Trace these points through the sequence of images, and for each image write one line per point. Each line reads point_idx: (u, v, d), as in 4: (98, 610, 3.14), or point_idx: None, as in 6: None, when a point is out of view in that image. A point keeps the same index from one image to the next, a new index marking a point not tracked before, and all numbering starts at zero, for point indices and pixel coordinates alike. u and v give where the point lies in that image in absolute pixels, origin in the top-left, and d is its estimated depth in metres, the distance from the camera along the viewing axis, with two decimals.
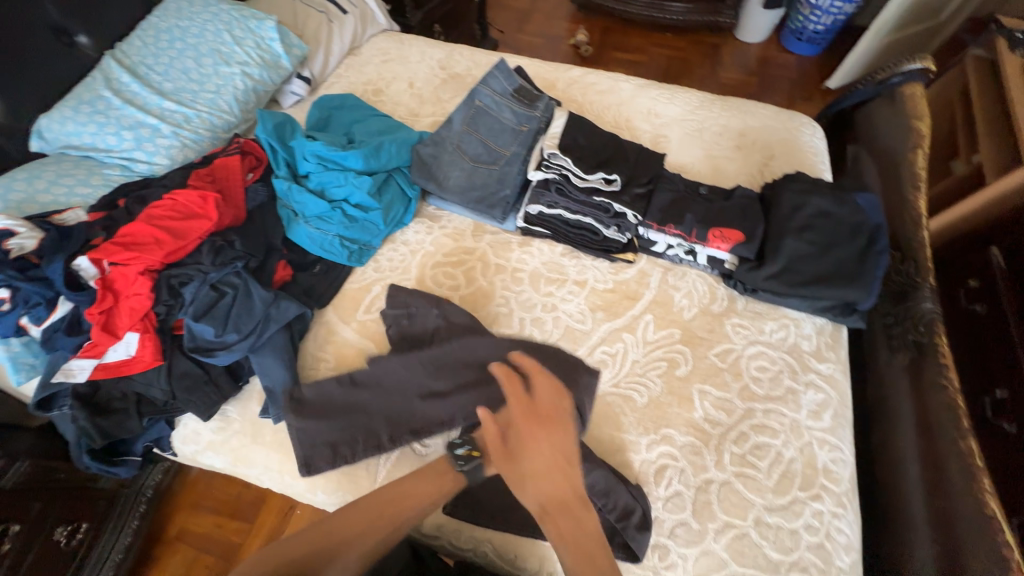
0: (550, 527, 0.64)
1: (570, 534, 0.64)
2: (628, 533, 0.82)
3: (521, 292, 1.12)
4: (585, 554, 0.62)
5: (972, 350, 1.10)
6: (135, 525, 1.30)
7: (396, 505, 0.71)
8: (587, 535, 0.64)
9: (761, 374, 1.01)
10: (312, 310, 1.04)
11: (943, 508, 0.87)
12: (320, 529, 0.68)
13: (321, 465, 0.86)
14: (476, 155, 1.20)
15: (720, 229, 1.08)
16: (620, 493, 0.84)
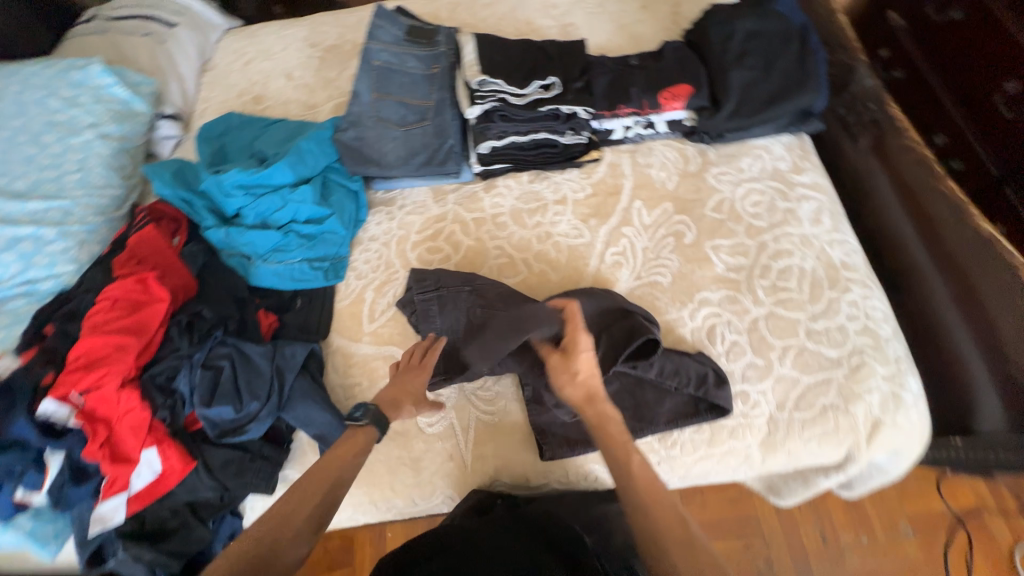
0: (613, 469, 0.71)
1: (655, 508, 0.67)
2: (716, 394, 0.85)
3: (511, 234, 1.08)
4: (652, 492, 0.68)
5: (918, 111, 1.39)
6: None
7: (330, 469, 0.74)
8: (651, 479, 0.69)
9: (757, 208, 1.04)
10: (318, 343, 0.96)
11: (942, 247, 0.97)
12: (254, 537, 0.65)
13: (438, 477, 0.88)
14: (401, 119, 1.10)
15: (668, 90, 1.07)
16: (688, 365, 0.88)
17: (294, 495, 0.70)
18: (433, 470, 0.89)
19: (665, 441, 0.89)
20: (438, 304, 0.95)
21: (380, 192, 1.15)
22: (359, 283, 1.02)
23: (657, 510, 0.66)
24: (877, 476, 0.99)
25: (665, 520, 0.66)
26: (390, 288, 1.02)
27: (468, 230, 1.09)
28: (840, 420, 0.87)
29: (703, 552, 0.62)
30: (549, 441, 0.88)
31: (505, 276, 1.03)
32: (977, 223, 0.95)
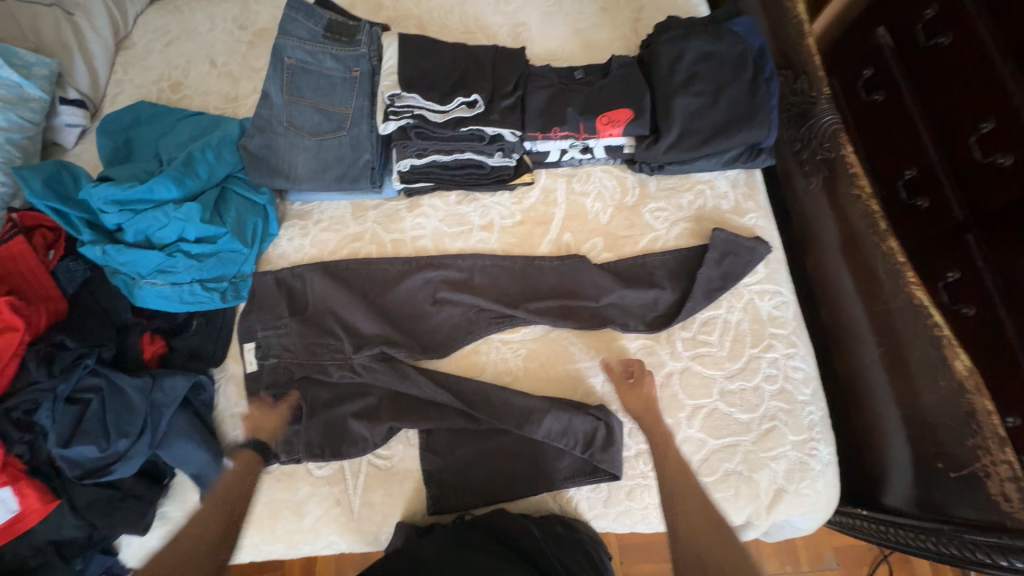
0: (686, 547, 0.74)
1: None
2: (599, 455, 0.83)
3: (428, 260, 1.01)
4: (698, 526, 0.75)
5: (885, 146, 1.24)
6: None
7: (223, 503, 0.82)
8: (699, 518, 0.76)
9: (691, 251, 0.97)
10: (208, 374, 0.92)
11: (881, 309, 0.90)
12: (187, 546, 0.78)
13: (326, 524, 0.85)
14: (315, 128, 1.00)
15: (606, 114, 0.97)
16: (576, 425, 0.84)
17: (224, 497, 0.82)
18: (318, 515, 0.85)
19: (559, 499, 0.86)
20: (345, 299, 0.96)
21: (297, 204, 1.09)
22: (258, 306, 0.97)
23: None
24: (788, 530, 0.95)
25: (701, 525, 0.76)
26: (289, 317, 0.96)
27: (386, 252, 1.03)
28: (741, 486, 0.84)
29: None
30: (437, 491, 0.86)
31: (418, 308, 0.97)
32: (913, 290, 0.85)
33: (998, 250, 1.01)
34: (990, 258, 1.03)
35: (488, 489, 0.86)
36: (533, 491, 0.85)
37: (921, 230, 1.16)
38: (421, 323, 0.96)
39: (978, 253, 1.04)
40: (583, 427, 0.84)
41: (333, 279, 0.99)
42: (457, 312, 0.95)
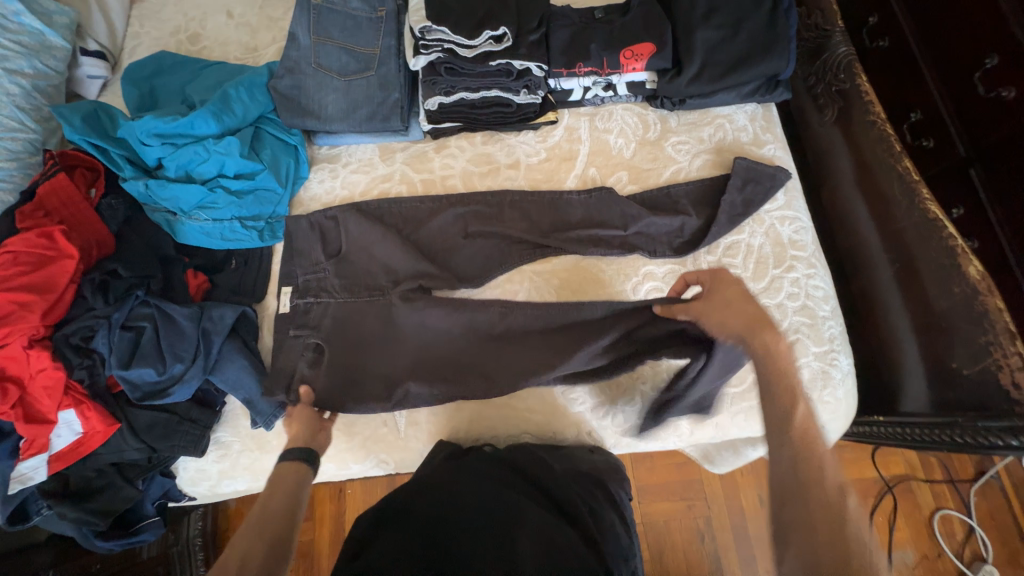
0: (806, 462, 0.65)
1: (797, 522, 0.62)
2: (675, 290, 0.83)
3: (457, 196, 1.04)
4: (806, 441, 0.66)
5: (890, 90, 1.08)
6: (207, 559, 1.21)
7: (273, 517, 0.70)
8: (807, 438, 0.66)
9: (714, 180, 1.00)
10: (251, 307, 0.95)
11: (895, 228, 0.95)
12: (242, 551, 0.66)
13: (376, 444, 0.91)
14: (344, 68, 1.01)
15: (629, 48, 1.00)
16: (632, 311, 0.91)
17: (263, 514, 0.70)
18: (367, 435, 0.91)
19: (595, 413, 0.91)
20: (377, 233, 0.99)
21: (324, 148, 1.12)
22: (297, 251, 0.99)
23: (816, 511, 0.61)
24: None
25: (813, 457, 0.65)
26: (326, 260, 0.98)
27: (415, 191, 1.06)
28: None
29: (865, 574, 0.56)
30: (478, 408, 0.91)
31: (450, 242, 1.00)
32: (927, 205, 0.90)
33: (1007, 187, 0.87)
34: (992, 189, 0.90)
35: (525, 408, 0.92)
36: (569, 403, 0.92)
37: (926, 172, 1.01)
38: (455, 256, 0.99)
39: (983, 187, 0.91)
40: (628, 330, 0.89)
41: (362, 218, 1.00)
42: (491, 245, 0.99)
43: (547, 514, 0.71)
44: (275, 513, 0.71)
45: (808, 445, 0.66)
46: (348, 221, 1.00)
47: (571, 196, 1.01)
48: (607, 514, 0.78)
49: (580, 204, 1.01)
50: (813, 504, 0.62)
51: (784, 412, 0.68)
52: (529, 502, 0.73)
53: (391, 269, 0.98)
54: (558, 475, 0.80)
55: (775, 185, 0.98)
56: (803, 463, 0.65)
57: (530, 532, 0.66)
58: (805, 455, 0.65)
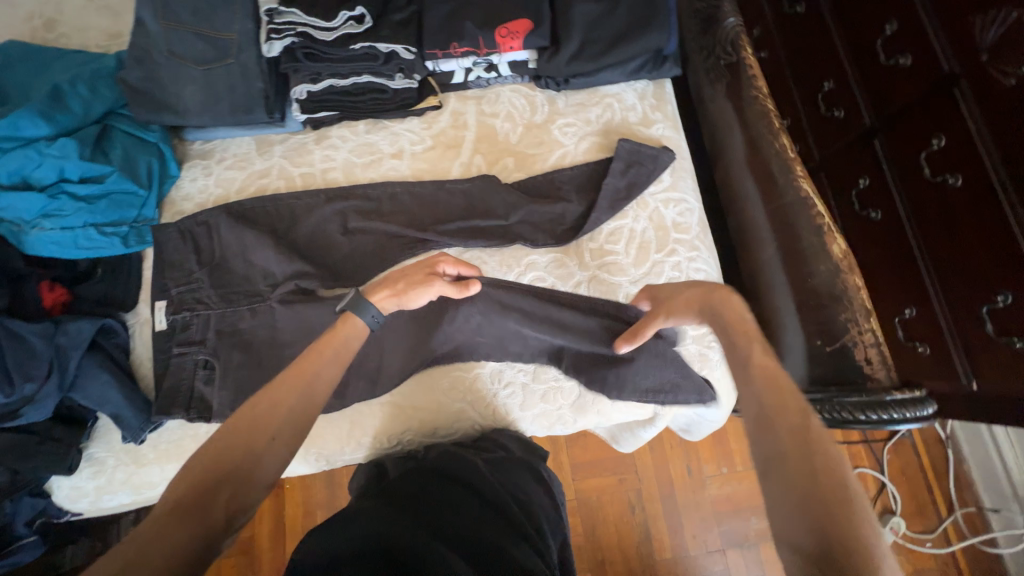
0: (774, 420, 0.53)
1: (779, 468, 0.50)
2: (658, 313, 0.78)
3: (338, 189, 1.00)
4: (776, 396, 0.55)
5: (806, 59, 1.16)
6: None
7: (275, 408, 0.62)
8: (775, 390, 0.56)
9: (599, 164, 0.98)
10: (117, 318, 0.92)
11: (777, 205, 0.94)
12: (224, 440, 0.59)
13: None
14: (200, 56, 0.94)
15: (504, 26, 0.95)
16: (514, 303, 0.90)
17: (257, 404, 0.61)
18: None
19: (478, 408, 0.90)
20: (250, 234, 0.95)
21: (198, 143, 1.05)
22: (168, 262, 0.95)
23: (795, 458, 0.50)
24: (704, 421, 1.04)
25: (789, 412, 0.53)
26: (199, 269, 0.95)
27: (294, 186, 1.02)
28: (645, 379, 0.90)
29: (851, 518, 0.46)
30: (360, 410, 0.90)
31: (330, 239, 0.97)
32: (800, 181, 0.91)
33: (902, 161, 0.96)
34: (894, 162, 0.98)
35: (409, 406, 0.90)
36: (452, 398, 0.90)
37: (836, 143, 1.11)
38: (335, 253, 0.96)
39: (885, 157, 1.00)
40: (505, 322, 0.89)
41: (236, 221, 0.97)
42: (371, 240, 0.96)
43: (477, 516, 0.66)
44: (284, 404, 0.62)
45: (778, 385, 0.56)
46: (225, 222, 0.97)
47: (457, 185, 0.98)
48: (535, 500, 0.77)
49: (465, 192, 0.98)
50: (785, 438, 0.52)
51: (745, 358, 0.60)
52: (451, 507, 0.66)
53: (268, 269, 0.94)
54: (483, 472, 0.76)
55: (658, 166, 0.97)
56: (770, 396, 0.55)
57: (454, 543, 0.60)
58: (777, 397, 0.55)
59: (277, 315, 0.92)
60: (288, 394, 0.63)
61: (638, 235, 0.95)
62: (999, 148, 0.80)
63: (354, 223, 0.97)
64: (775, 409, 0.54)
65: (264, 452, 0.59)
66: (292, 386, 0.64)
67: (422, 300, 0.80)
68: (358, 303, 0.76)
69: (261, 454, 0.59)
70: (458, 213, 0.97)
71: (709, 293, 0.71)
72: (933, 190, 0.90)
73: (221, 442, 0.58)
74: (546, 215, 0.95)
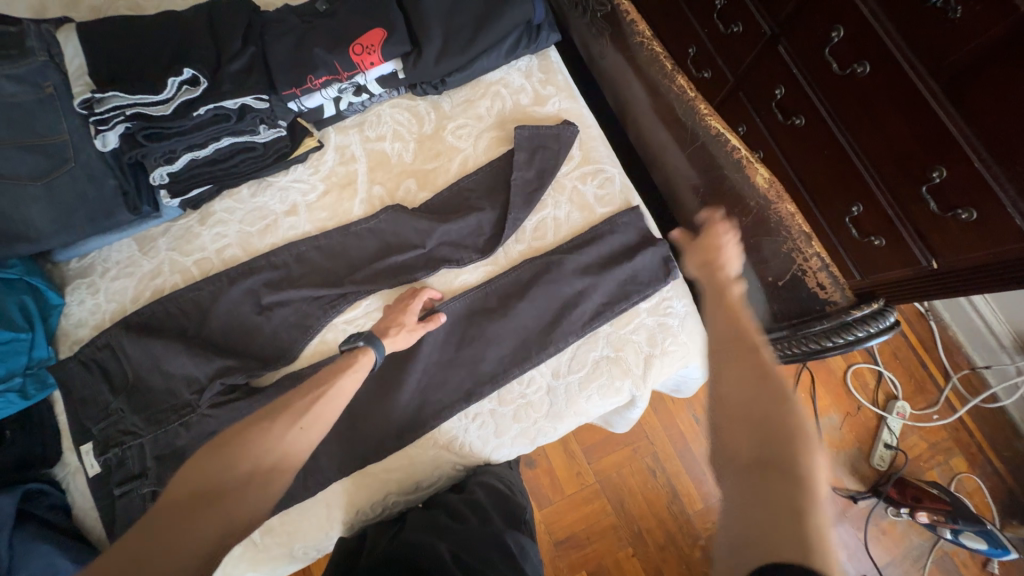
0: (746, 417, 0.60)
1: (735, 404, 0.62)
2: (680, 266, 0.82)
3: (240, 267, 0.91)
4: (756, 400, 0.61)
5: None
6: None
7: (200, 477, 0.70)
8: (754, 395, 0.62)
9: (504, 160, 0.91)
10: (43, 478, 0.83)
11: (695, 148, 0.90)
12: (161, 509, 0.68)
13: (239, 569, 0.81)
14: (31, 170, 0.82)
15: (357, 42, 0.86)
16: (466, 328, 0.88)
17: (188, 474, 0.70)
18: (223, 561, 0.81)
19: (453, 447, 0.85)
20: (158, 344, 0.86)
21: (73, 261, 0.95)
22: (80, 401, 0.87)
23: (752, 449, 0.58)
24: (688, 380, 1.00)
25: (766, 410, 0.60)
26: (115, 399, 0.86)
27: (193, 277, 0.92)
28: (611, 366, 0.85)
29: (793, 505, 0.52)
30: (333, 488, 0.83)
31: (247, 323, 0.89)
32: (707, 120, 0.91)
33: (812, 62, 0.91)
34: (805, 64, 0.92)
35: (381, 469, 0.84)
36: (423, 446, 0.84)
37: (740, 60, 1.05)
38: (257, 335, 0.88)
39: (794, 62, 0.94)
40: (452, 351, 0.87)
41: (139, 336, 0.87)
42: (291, 311, 0.88)
43: None
44: (211, 472, 0.70)
45: (758, 376, 0.63)
46: (128, 340, 0.87)
47: (365, 226, 0.91)
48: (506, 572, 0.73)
49: (374, 228, 0.91)
50: (756, 432, 0.59)
51: (728, 319, 0.70)
52: None
53: (191, 376, 0.86)
54: (444, 563, 0.70)
55: (563, 143, 0.91)
56: (750, 398, 0.62)
57: None
58: (756, 388, 0.62)
59: (214, 421, 0.85)
60: (210, 461, 0.71)
61: (563, 224, 0.89)
62: (904, 26, 0.76)
63: (267, 298, 0.89)
64: (750, 412, 0.61)
65: (238, 492, 0.69)
66: (259, 439, 0.72)
67: (409, 340, 0.83)
68: (372, 339, 0.80)
69: (185, 516, 0.67)
70: (374, 254, 0.90)
71: (710, 263, 0.76)
72: (846, 84, 0.86)
73: (194, 480, 0.70)
74: (465, 230, 0.89)
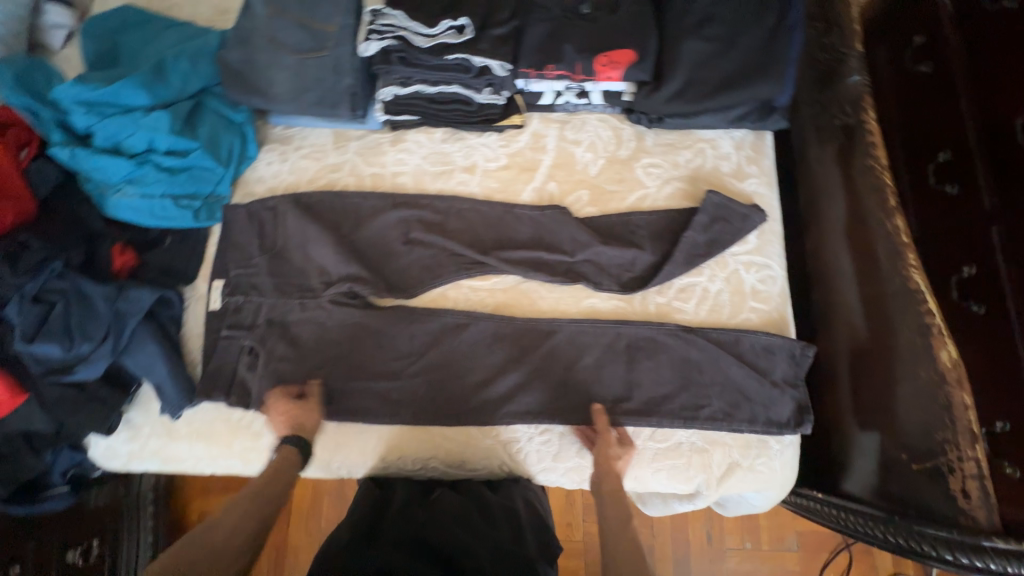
0: None
1: None
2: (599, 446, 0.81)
3: (405, 196, 0.98)
4: None
5: None
6: (152, 521, 1.19)
7: (210, 531, 0.70)
8: None
9: (681, 214, 0.91)
10: (177, 290, 0.93)
11: (873, 289, 0.86)
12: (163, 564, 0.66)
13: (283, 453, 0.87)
14: (296, 45, 0.94)
15: (606, 54, 0.90)
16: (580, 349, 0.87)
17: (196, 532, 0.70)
18: (274, 438, 0.88)
19: (509, 447, 0.85)
20: (313, 229, 0.95)
21: (280, 128, 1.06)
22: (232, 243, 0.96)
23: None
24: (745, 505, 0.92)
25: None
26: (259, 256, 0.95)
27: (363, 186, 1.00)
28: (694, 456, 0.82)
29: None
30: (390, 428, 0.87)
31: (390, 248, 0.95)
32: (911, 272, 0.82)
33: None
34: None
35: (438, 433, 0.86)
36: (484, 433, 0.86)
37: None
38: (395, 262, 0.94)
39: None
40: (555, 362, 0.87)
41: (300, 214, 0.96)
42: (431, 258, 0.93)
43: None
44: (220, 524, 0.71)
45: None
46: (294, 212, 0.96)
47: (528, 214, 0.94)
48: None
49: (534, 219, 0.94)
50: None
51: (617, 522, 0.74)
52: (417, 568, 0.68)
53: (325, 269, 0.93)
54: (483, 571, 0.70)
55: (749, 224, 0.89)
56: None
57: None
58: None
59: (325, 314, 0.91)
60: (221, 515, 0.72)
61: (711, 297, 0.87)
62: None
63: (417, 233, 0.95)
64: None
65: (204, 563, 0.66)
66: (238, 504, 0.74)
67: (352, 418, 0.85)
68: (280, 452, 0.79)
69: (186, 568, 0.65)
70: (526, 239, 0.93)
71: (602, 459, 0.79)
72: None
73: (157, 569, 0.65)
74: (617, 258, 0.90)
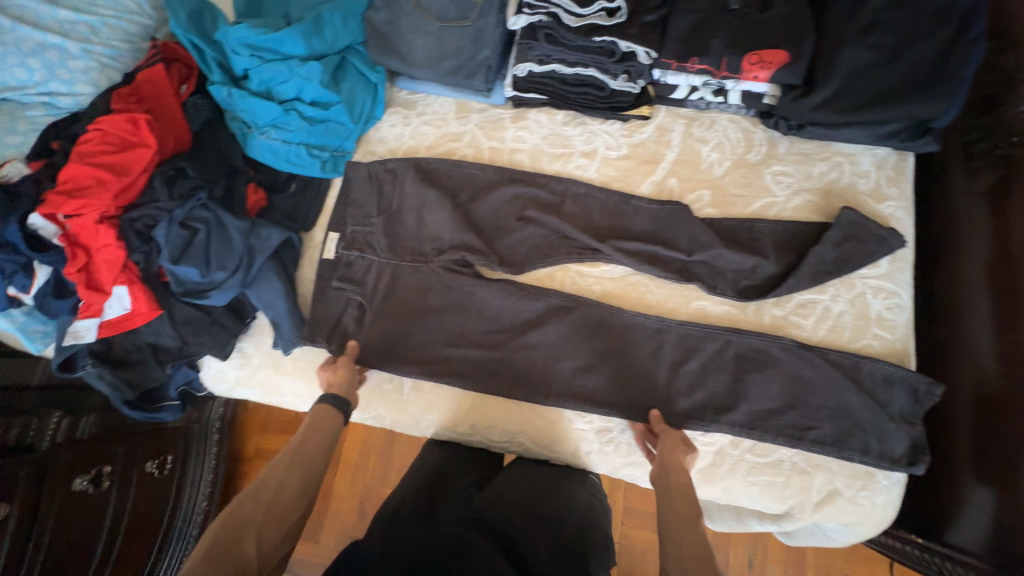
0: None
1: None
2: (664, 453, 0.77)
3: (522, 173, 0.98)
4: None
5: None
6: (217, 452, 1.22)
7: (261, 488, 0.67)
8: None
9: (810, 228, 0.88)
10: (298, 234, 0.97)
11: (1015, 338, 0.78)
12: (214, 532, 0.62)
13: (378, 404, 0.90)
14: (441, 12, 0.96)
15: (756, 53, 0.87)
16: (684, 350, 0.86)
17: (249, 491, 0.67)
18: (373, 388, 0.91)
19: (602, 436, 0.85)
20: (430, 194, 0.97)
21: (406, 92, 1.09)
22: (352, 197, 1.00)
23: None
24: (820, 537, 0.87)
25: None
26: (376, 213, 0.98)
27: (481, 158, 1.01)
28: (792, 476, 0.80)
29: None
30: (484, 398, 0.88)
31: (503, 222, 0.96)
32: None
33: None
34: None
35: (530, 410, 0.87)
36: (577, 418, 0.86)
37: None
38: (506, 237, 0.95)
39: None
40: (657, 360, 0.86)
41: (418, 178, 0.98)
42: (542, 238, 0.94)
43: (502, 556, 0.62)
44: (274, 481, 0.68)
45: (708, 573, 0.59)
46: (414, 176, 0.99)
47: (644, 207, 0.93)
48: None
49: (650, 212, 0.93)
50: None
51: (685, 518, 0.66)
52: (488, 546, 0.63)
53: (437, 234, 0.96)
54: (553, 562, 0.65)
55: (885, 248, 0.84)
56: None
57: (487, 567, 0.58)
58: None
59: (433, 278, 0.94)
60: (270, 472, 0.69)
61: (832, 317, 0.84)
62: None
63: (529, 211, 0.95)
64: None
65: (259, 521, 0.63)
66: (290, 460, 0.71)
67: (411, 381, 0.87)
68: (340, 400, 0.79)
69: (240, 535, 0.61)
70: (641, 232, 0.92)
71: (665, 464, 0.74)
72: None
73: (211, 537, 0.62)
74: (736, 263, 0.88)
